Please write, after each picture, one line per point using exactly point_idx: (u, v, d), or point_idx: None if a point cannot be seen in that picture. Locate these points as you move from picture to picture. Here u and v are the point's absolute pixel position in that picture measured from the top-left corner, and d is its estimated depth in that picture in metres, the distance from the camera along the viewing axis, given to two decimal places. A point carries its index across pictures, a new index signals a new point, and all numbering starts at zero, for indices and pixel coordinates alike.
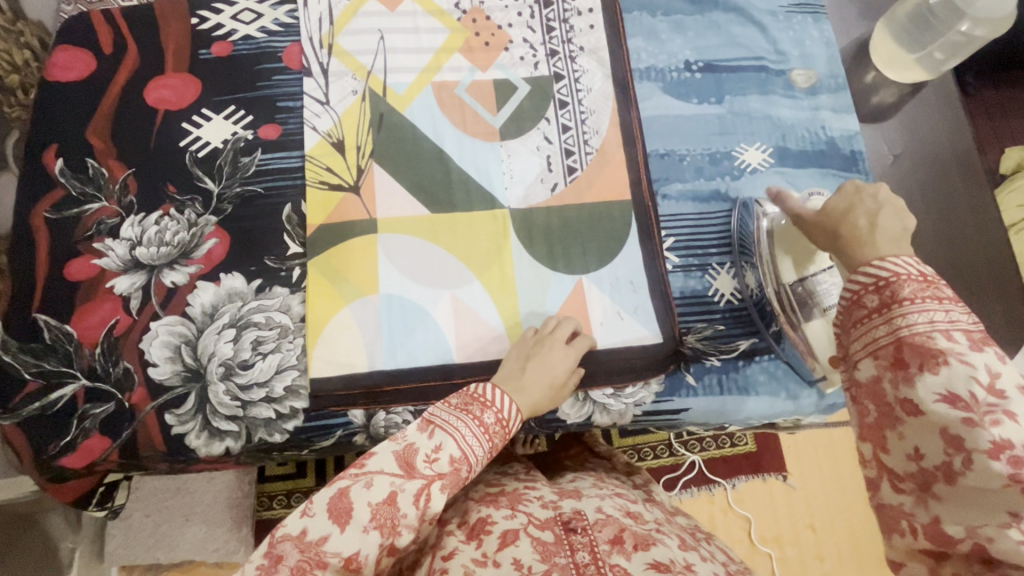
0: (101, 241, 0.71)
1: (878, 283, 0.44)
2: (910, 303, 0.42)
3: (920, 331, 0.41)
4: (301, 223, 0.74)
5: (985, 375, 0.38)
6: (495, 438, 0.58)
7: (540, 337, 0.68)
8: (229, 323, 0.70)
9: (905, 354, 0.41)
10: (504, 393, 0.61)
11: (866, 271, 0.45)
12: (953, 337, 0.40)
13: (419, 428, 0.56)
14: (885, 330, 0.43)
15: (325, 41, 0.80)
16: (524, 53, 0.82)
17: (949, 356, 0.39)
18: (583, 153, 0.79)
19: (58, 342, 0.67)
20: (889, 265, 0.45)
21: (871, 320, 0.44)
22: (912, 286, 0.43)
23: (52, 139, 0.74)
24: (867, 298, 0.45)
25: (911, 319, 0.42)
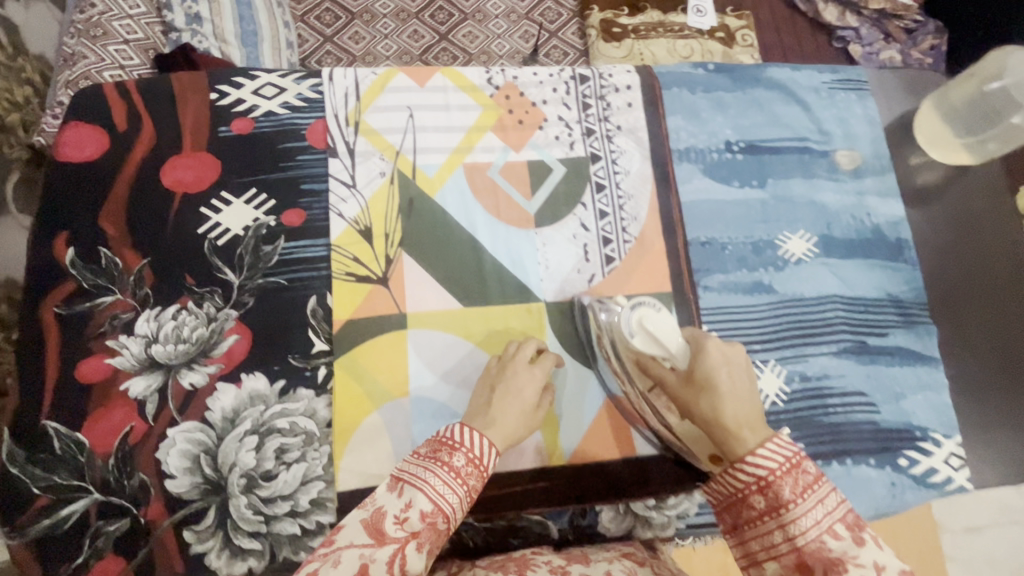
0: (115, 338, 0.67)
1: (759, 482, 0.46)
2: (793, 505, 0.44)
3: (811, 537, 0.43)
4: (326, 317, 0.70)
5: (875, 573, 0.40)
6: (470, 481, 0.52)
7: (504, 363, 0.65)
8: (251, 429, 0.66)
9: (808, 561, 0.42)
10: (473, 430, 0.54)
11: (744, 469, 0.46)
12: (838, 534, 0.42)
13: (387, 488, 0.50)
14: (782, 538, 0.44)
15: (352, 118, 0.76)
16: (560, 132, 0.79)
17: (844, 562, 0.41)
18: (621, 241, 0.76)
19: (68, 452, 0.63)
20: (763, 462, 0.46)
21: (764, 523, 0.46)
22: (789, 484, 0.45)
23: (61, 225, 0.70)
24: (754, 498, 0.47)
25: (801, 524, 0.44)
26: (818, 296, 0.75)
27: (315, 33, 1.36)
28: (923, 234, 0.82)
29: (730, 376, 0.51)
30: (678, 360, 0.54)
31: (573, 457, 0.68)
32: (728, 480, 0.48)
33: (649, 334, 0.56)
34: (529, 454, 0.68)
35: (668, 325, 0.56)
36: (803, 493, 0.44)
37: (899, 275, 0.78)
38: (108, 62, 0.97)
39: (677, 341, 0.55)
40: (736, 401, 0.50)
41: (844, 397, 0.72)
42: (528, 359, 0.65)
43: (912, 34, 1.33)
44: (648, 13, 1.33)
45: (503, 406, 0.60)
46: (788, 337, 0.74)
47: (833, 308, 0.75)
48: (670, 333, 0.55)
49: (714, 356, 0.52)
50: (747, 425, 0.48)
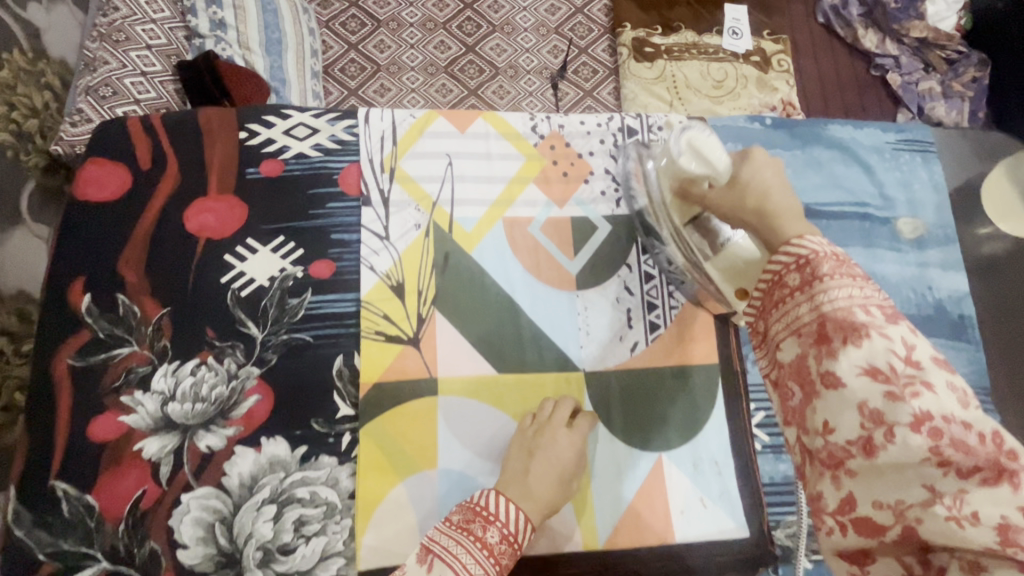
0: (130, 393, 0.63)
1: (798, 262, 0.44)
2: (829, 280, 0.42)
3: (841, 306, 0.41)
4: (352, 379, 0.66)
5: (901, 347, 0.39)
6: (503, 560, 0.54)
7: (539, 427, 0.63)
8: (269, 498, 0.62)
9: (828, 329, 0.41)
10: (508, 501, 0.57)
11: (784, 251, 0.44)
12: (870, 312, 0.40)
13: (418, 560, 0.54)
14: (807, 310, 0.43)
15: (387, 163, 0.72)
16: (606, 187, 0.74)
17: (870, 330, 0.39)
18: (667, 308, 0.72)
19: (76, 516, 0.60)
20: (809, 245, 0.44)
21: (793, 298, 0.43)
22: (830, 262, 0.42)
23: (78, 268, 0.67)
24: (789, 277, 0.44)
25: (831, 294, 0.41)
26: None
27: (340, 41, 1.28)
28: (989, 311, 0.76)
29: (778, 175, 0.52)
30: (722, 171, 0.56)
31: (609, 542, 0.64)
32: (767, 265, 0.46)
33: (695, 150, 0.59)
34: (563, 539, 0.64)
35: (715, 145, 0.59)
36: (842, 273, 0.42)
37: (961, 357, 0.73)
38: (130, 68, 0.92)
39: (722, 157, 0.57)
40: (783, 189, 0.50)
41: None
42: (564, 424, 0.63)
43: (954, 65, 1.25)
44: (682, 32, 1.28)
45: (540, 477, 0.59)
46: None
47: None
48: (717, 153, 0.58)
49: (760, 163, 0.53)
50: (796, 215, 0.48)
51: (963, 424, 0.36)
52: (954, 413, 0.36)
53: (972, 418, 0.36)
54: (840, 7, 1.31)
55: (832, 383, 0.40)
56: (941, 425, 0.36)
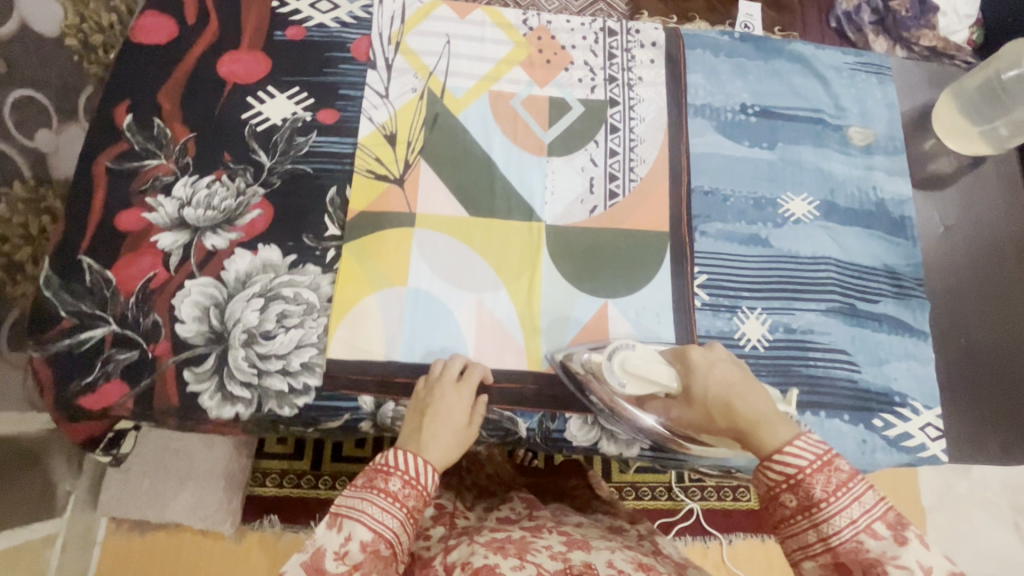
0: (154, 196, 0.74)
1: (789, 481, 0.47)
2: (826, 505, 0.45)
3: (847, 538, 0.44)
4: (342, 207, 0.76)
5: (920, 574, 0.40)
6: (410, 502, 0.55)
7: (431, 387, 0.66)
8: (258, 292, 0.71)
9: (846, 561, 0.43)
10: (405, 451, 0.57)
11: (774, 468, 0.47)
12: (877, 534, 0.43)
13: (327, 525, 0.52)
14: (816, 538, 0.45)
15: (394, 38, 0.83)
16: (583, 75, 0.83)
17: (884, 563, 0.42)
18: (627, 180, 0.79)
19: (96, 286, 0.70)
20: (793, 459, 0.47)
21: (797, 521, 0.46)
22: (821, 482, 0.45)
23: (124, 96, 0.78)
24: (784, 496, 0.47)
25: (835, 524, 0.44)
26: (813, 256, 0.77)
27: None
28: (927, 218, 0.83)
29: (724, 373, 0.57)
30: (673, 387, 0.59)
31: (551, 365, 0.71)
32: (760, 479, 0.48)
33: (634, 374, 0.60)
34: (511, 357, 0.71)
35: (647, 360, 0.60)
36: (837, 494, 0.44)
37: (899, 251, 0.79)
38: None
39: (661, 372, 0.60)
40: (740, 392, 0.54)
41: (825, 352, 0.74)
42: (455, 379, 0.67)
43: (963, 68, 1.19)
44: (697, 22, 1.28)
45: (437, 432, 0.61)
46: (776, 290, 0.76)
47: (826, 270, 0.77)
48: (652, 367, 0.60)
49: (702, 367, 0.58)
50: (770, 419, 0.51)
51: None
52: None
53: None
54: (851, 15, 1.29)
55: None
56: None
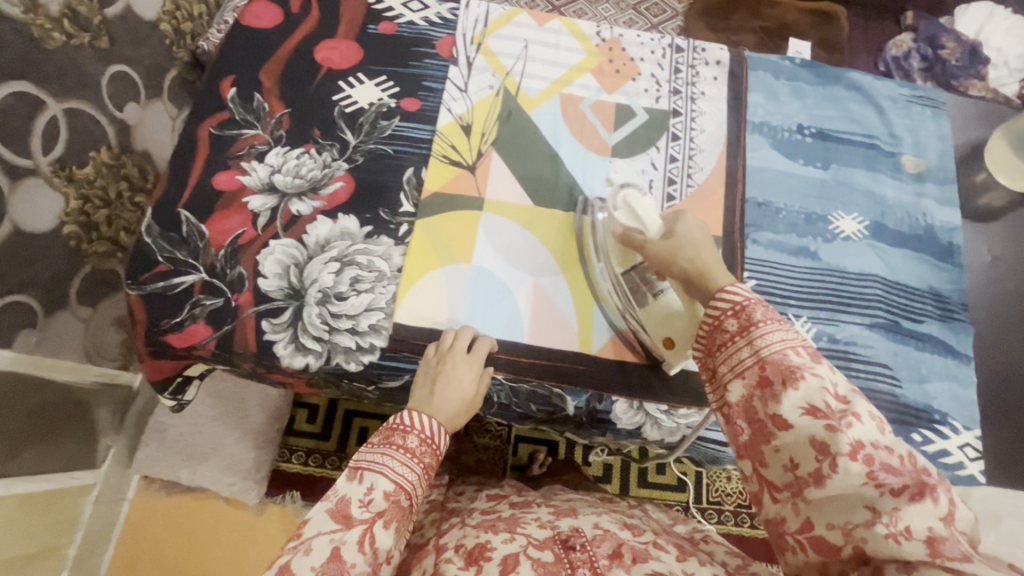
0: (248, 162, 0.81)
1: (734, 309, 0.55)
2: (762, 325, 0.53)
3: (776, 350, 0.51)
4: (417, 187, 0.81)
5: (831, 386, 0.49)
6: (426, 459, 0.62)
7: (441, 354, 0.71)
8: (335, 257, 0.77)
9: (769, 373, 0.51)
10: (420, 413, 0.63)
11: (723, 299, 0.56)
12: (800, 352, 0.51)
13: (348, 478, 0.58)
14: (749, 353, 0.53)
15: (477, 39, 0.90)
16: (649, 86, 0.88)
17: (803, 372, 0.49)
18: (684, 185, 0.84)
19: (191, 236, 0.77)
20: (739, 292, 0.56)
21: (736, 341, 0.53)
22: (760, 309, 0.54)
23: (230, 71, 0.86)
24: (728, 322, 0.55)
25: (767, 340, 0.52)
26: (860, 272, 0.80)
27: None
28: (974, 248, 0.85)
29: (704, 232, 0.65)
30: (655, 228, 0.67)
31: (601, 350, 0.74)
32: (708, 310, 0.56)
33: (630, 208, 0.69)
34: (564, 338, 0.75)
35: (646, 201, 0.69)
36: (771, 318, 0.53)
37: (945, 275, 0.81)
38: None
39: (652, 217, 0.68)
40: (708, 247, 0.62)
41: (867, 365, 0.76)
42: (465, 349, 0.71)
43: None
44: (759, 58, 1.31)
45: (444, 390, 0.67)
46: (822, 301, 0.79)
47: (872, 286, 0.79)
48: (647, 208, 0.68)
49: (689, 221, 0.66)
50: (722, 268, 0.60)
51: (885, 449, 0.45)
52: (877, 438, 0.46)
53: (888, 440, 0.46)
54: (901, 61, 1.72)
55: (779, 418, 0.49)
56: (869, 450, 0.45)
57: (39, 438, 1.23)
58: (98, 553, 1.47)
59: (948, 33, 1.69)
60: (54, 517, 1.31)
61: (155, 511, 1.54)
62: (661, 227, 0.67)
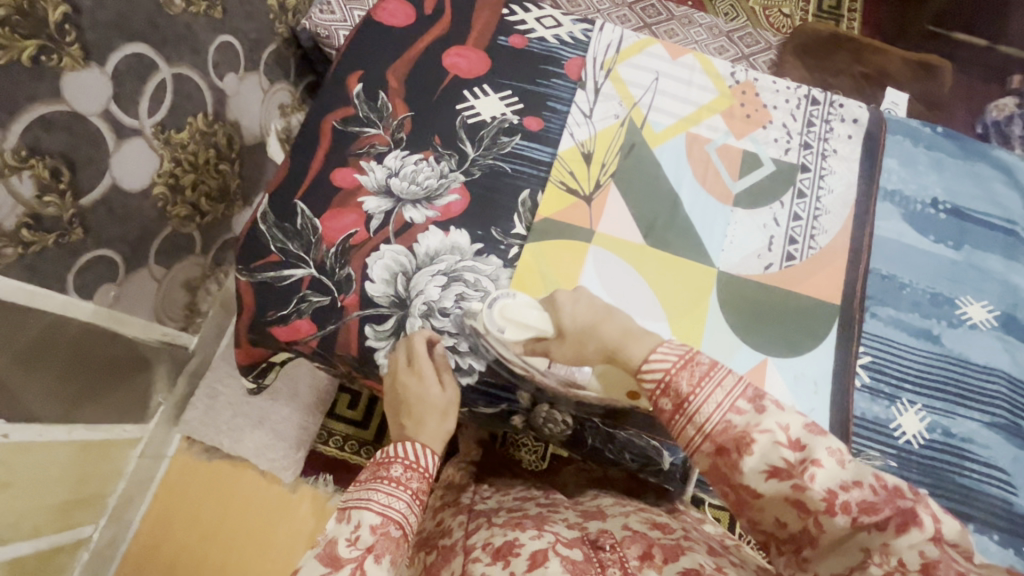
0: (367, 161, 0.80)
1: (660, 383, 0.51)
2: (693, 397, 0.48)
3: (717, 419, 0.47)
4: (532, 209, 0.80)
5: (783, 435, 0.45)
6: (413, 484, 0.59)
7: (393, 380, 0.69)
8: (443, 270, 0.76)
9: (723, 444, 0.47)
10: (404, 441, 0.62)
11: (646, 377, 0.51)
12: (740, 410, 0.47)
13: (335, 518, 0.54)
14: (694, 430, 0.48)
15: (607, 64, 0.87)
16: (779, 136, 0.85)
17: (751, 433, 0.46)
18: (806, 246, 0.80)
19: (305, 230, 0.76)
20: (657, 360, 0.51)
21: (675, 419, 0.49)
22: (684, 378, 0.49)
23: (358, 67, 0.86)
24: (660, 400, 0.50)
25: (705, 412, 0.48)
26: (985, 365, 0.76)
27: None
28: None
29: (584, 303, 0.62)
30: (545, 328, 0.64)
31: None
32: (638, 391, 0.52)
33: (515, 322, 0.66)
34: None
35: (523, 307, 0.66)
36: (698, 385, 0.48)
37: None
38: None
39: (530, 319, 0.65)
40: (601, 321, 0.59)
41: (983, 467, 0.71)
42: (406, 366, 0.69)
43: None
44: None
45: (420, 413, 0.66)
46: (941, 390, 0.74)
47: (996, 382, 0.75)
48: (524, 313, 0.66)
49: (565, 302, 0.63)
50: (632, 337, 0.56)
51: (856, 486, 0.43)
52: (843, 477, 0.43)
53: (853, 473, 0.44)
54: (1001, 126, 1.70)
55: (746, 488, 0.46)
56: (842, 496, 0.43)
57: (103, 396, 1.24)
58: (134, 507, 1.49)
59: None
60: (103, 467, 1.32)
61: (195, 472, 1.56)
62: (547, 319, 0.64)
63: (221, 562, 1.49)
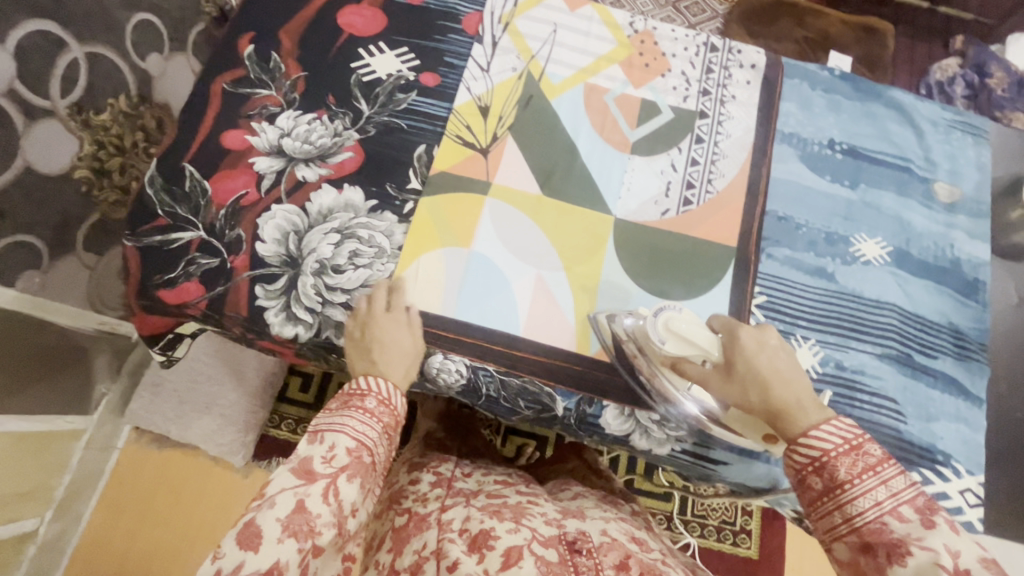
0: (259, 122, 0.79)
1: (814, 464, 0.54)
2: (850, 485, 0.51)
3: (871, 518, 0.50)
4: (427, 164, 0.79)
5: (946, 555, 0.46)
6: (383, 417, 0.65)
7: (363, 321, 0.70)
8: (336, 228, 0.75)
9: (871, 541, 0.50)
10: (373, 376, 0.66)
11: (801, 451, 0.54)
12: (903, 516, 0.49)
13: (309, 441, 0.60)
14: (842, 519, 0.52)
15: (504, 18, 0.87)
16: (678, 84, 0.85)
17: (908, 543, 0.48)
18: (703, 190, 0.80)
19: (193, 192, 0.75)
20: (820, 443, 0.53)
21: (823, 501, 0.53)
22: (845, 466, 0.52)
23: (250, 29, 0.84)
24: (812, 479, 0.54)
25: (859, 505, 0.51)
26: (876, 299, 0.77)
27: None
28: (1000, 286, 0.81)
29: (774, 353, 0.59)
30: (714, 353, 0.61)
31: (597, 352, 0.72)
32: (790, 460, 0.56)
33: (679, 336, 0.62)
34: (560, 335, 0.73)
35: (690, 322, 0.62)
36: (860, 477, 0.51)
37: (967, 311, 0.78)
38: None
39: (707, 341, 0.61)
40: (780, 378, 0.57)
41: (874, 397, 0.73)
42: (383, 309, 0.70)
43: None
44: None
45: (394, 356, 0.68)
46: (834, 325, 0.75)
47: (888, 315, 0.76)
48: (697, 330, 0.62)
49: (751, 346, 0.60)
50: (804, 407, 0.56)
51: None
52: None
53: None
54: (943, 87, 1.66)
55: None
56: None
57: (40, 382, 1.19)
58: (83, 500, 1.43)
59: (997, 62, 1.64)
60: (46, 460, 1.26)
61: (149, 461, 1.52)
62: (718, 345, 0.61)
63: (170, 547, 1.45)
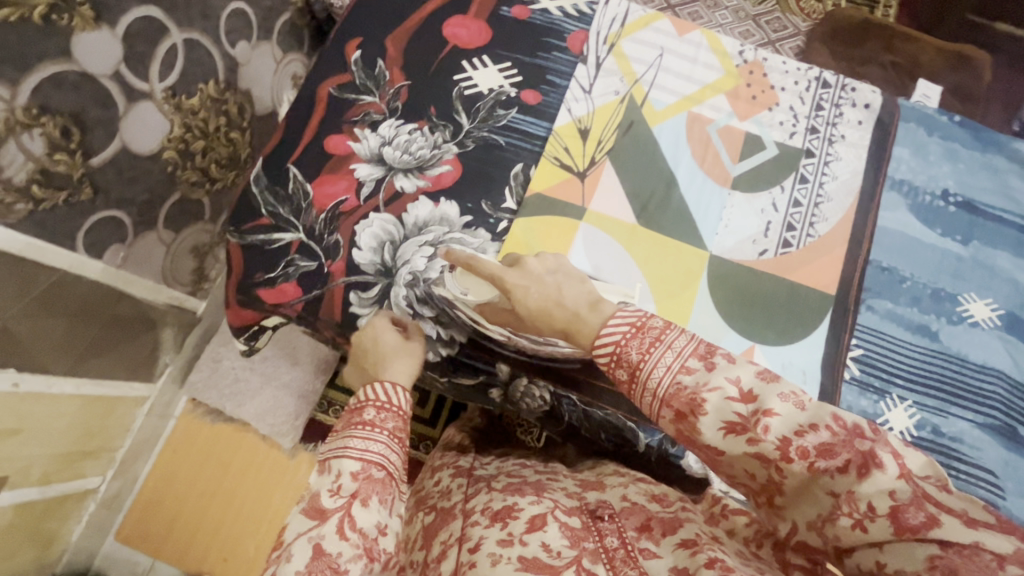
0: (361, 129, 0.80)
1: (614, 356, 0.49)
2: (644, 363, 0.47)
3: (668, 385, 0.46)
4: (523, 184, 0.79)
5: (733, 389, 0.43)
6: (388, 424, 0.59)
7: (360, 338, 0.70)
8: (431, 242, 0.75)
9: (677, 406, 0.45)
10: (373, 384, 0.61)
11: (600, 352, 0.50)
12: (690, 369, 0.46)
13: (318, 472, 0.55)
14: (652, 397, 0.47)
15: (610, 39, 0.85)
16: (785, 119, 0.82)
17: (699, 392, 0.44)
18: (804, 233, 0.78)
19: (296, 194, 0.77)
20: (613, 328, 0.50)
21: (632, 388, 0.48)
22: (635, 346, 0.48)
23: (357, 34, 0.85)
24: (618, 372, 0.49)
25: (654, 374, 0.46)
26: (981, 364, 0.73)
27: None
28: None
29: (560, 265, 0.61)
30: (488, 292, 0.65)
31: None
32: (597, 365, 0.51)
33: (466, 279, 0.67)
34: None
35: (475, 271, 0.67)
36: (647, 350, 0.47)
37: None
38: None
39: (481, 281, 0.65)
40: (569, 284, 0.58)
41: (972, 468, 0.69)
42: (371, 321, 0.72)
43: None
44: None
45: (382, 357, 0.66)
46: (934, 388, 0.72)
47: (993, 383, 0.73)
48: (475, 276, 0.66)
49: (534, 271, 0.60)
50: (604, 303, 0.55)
51: (813, 430, 0.40)
52: (799, 420, 0.41)
53: (810, 417, 0.41)
54: None
55: (709, 447, 0.44)
56: (798, 441, 0.40)
57: (108, 353, 1.15)
58: (141, 461, 1.43)
59: None
60: (107, 424, 1.25)
61: (198, 432, 1.49)
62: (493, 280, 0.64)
63: (216, 518, 1.45)
